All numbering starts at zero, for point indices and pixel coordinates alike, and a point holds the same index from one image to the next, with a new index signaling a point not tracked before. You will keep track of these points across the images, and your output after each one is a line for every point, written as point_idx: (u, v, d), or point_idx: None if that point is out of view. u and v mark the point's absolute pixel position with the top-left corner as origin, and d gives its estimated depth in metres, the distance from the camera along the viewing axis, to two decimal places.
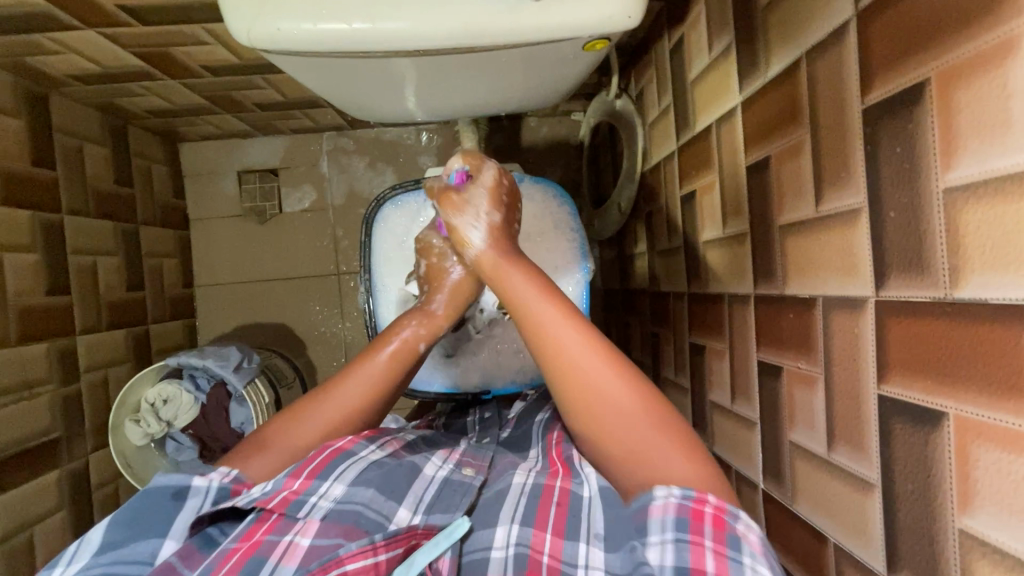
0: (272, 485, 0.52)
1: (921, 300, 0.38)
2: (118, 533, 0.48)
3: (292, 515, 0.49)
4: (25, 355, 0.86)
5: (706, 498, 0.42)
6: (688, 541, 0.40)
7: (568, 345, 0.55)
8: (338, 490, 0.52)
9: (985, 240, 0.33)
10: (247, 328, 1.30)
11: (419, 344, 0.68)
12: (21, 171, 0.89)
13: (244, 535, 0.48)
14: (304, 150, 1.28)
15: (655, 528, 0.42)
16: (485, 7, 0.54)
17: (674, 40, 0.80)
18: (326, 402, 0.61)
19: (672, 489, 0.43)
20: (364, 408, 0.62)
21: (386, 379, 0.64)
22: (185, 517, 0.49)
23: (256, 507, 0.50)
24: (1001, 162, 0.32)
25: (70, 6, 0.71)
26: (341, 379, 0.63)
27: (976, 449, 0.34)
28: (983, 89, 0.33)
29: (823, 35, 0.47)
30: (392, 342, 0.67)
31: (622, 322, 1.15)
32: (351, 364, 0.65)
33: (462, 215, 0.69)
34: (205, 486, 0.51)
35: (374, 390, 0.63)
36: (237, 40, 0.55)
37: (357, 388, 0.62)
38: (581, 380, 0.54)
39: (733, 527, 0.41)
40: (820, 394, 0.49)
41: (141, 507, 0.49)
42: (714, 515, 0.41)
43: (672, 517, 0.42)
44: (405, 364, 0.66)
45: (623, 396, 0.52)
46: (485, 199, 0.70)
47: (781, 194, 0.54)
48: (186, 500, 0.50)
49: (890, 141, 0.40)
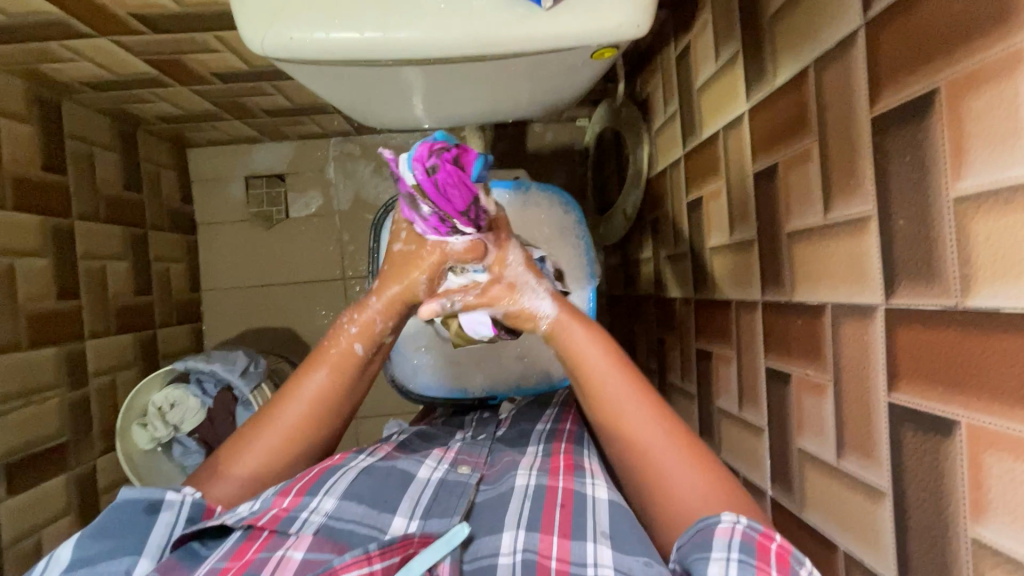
0: (260, 503, 0.52)
1: (931, 309, 0.38)
2: (92, 547, 0.49)
3: (284, 531, 0.50)
4: (34, 359, 0.86)
5: (773, 534, 0.42)
6: (753, 565, 0.40)
7: (602, 374, 0.58)
8: (329, 505, 0.53)
9: (996, 250, 0.33)
10: (253, 333, 1.31)
11: (356, 345, 0.61)
12: (33, 177, 0.90)
13: (234, 554, 0.48)
14: (311, 156, 1.29)
15: (718, 546, 0.42)
16: (495, 16, 0.55)
17: (680, 48, 0.81)
18: (270, 424, 0.59)
19: (739, 516, 0.43)
20: (314, 422, 0.60)
21: (331, 392, 0.60)
22: (160, 531, 0.50)
23: (245, 526, 0.50)
24: (1011, 173, 0.32)
25: (84, 15, 0.72)
26: (283, 397, 0.60)
27: (988, 458, 0.34)
28: (993, 99, 0.33)
29: (831, 44, 0.47)
30: (328, 350, 0.61)
31: (627, 328, 1.15)
32: (292, 378, 0.61)
33: (519, 291, 0.61)
34: (179, 499, 0.51)
35: (321, 405, 0.60)
36: (250, 49, 0.56)
37: (300, 406, 0.59)
38: (614, 405, 0.56)
39: (797, 571, 0.41)
40: (828, 401, 0.49)
41: (115, 521, 0.50)
42: (779, 552, 0.42)
43: (739, 540, 0.42)
44: (354, 373, 0.61)
45: (649, 422, 0.54)
46: (525, 267, 0.62)
47: (789, 201, 0.55)
48: (161, 513, 0.51)
49: (899, 150, 0.40)
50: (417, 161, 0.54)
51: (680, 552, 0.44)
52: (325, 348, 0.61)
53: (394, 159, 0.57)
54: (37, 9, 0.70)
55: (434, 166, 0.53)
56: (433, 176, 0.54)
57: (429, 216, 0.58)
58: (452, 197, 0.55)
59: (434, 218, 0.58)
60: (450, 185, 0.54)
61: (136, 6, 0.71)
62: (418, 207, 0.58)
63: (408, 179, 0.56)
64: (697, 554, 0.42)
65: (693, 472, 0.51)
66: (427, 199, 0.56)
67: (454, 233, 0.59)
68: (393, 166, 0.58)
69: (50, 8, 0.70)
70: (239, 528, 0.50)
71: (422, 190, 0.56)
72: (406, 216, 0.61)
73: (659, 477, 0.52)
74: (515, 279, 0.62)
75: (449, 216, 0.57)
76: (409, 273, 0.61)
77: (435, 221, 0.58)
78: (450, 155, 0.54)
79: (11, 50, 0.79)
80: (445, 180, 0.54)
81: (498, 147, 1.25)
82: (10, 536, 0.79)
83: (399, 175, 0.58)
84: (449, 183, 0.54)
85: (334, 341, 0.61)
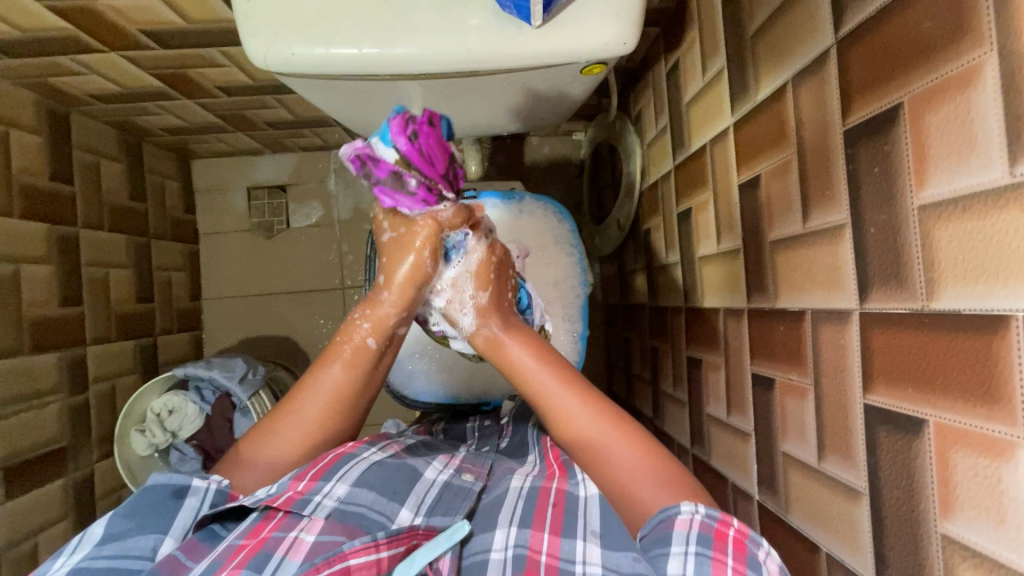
0: (276, 486, 0.53)
1: (899, 311, 0.39)
2: (120, 524, 0.49)
3: (297, 514, 0.51)
4: (35, 364, 0.88)
5: (730, 521, 0.44)
6: (709, 557, 0.41)
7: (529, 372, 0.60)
8: (342, 490, 0.54)
9: (957, 255, 0.35)
10: (252, 341, 1.32)
11: (369, 339, 0.61)
12: (41, 186, 0.92)
13: (250, 532, 0.49)
14: (312, 167, 1.32)
15: (678, 539, 0.43)
16: (487, 34, 0.57)
17: (670, 64, 0.83)
18: (291, 419, 0.59)
19: (698, 506, 0.44)
20: (334, 416, 0.60)
21: (350, 385, 0.60)
22: (184, 515, 0.51)
23: (263, 506, 0.51)
24: (968, 183, 0.34)
25: (94, 31, 0.75)
26: (301, 389, 0.60)
27: (954, 455, 0.36)
28: (948, 114, 0.35)
29: (807, 61, 0.50)
30: (345, 345, 0.61)
31: (622, 337, 1.16)
32: (309, 373, 0.61)
33: (450, 301, 0.66)
34: (205, 486, 0.53)
35: (338, 400, 0.60)
36: (253, 63, 0.59)
37: (317, 400, 0.59)
38: (543, 402, 0.59)
39: (754, 551, 0.42)
40: (810, 404, 0.50)
41: (143, 502, 0.51)
42: (736, 537, 0.43)
43: (697, 532, 0.43)
44: (370, 366, 0.61)
45: (585, 415, 0.56)
46: (470, 275, 0.66)
47: (771, 211, 0.57)
48: (186, 498, 0.52)
49: (869, 162, 0.42)
50: (403, 132, 0.58)
51: (644, 540, 0.46)
52: (337, 343, 0.61)
53: (364, 146, 0.59)
54: (50, 25, 0.73)
55: (414, 132, 0.59)
56: (415, 142, 0.59)
57: (417, 189, 0.61)
58: (432, 157, 0.60)
59: (422, 187, 0.61)
60: (429, 146, 0.60)
61: (145, 23, 0.74)
62: (404, 184, 0.61)
63: (389, 157, 0.59)
64: (656, 549, 0.43)
65: (630, 451, 0.53)
66: (413, 168, 0.59)
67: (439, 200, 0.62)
68: (364, 155, 0.59)
69: (63, 25, 0.73)
70: (256, 508, 0.51)
71: (405, 162, 0.59)
72: (390, 202, 0.61)
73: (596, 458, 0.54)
74: (454, 284, 0.66)
75: (434, 177, 0.61)
76: (408, 250, 0.61)
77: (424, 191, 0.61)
78: (421, 120, 0.60)
79: (24, 63, 0.82)
80: (425, 141, 0.59)
81: (496, 160, 1.28)
82: (6, 540, 0.80)
83: (373, 159, 0.59)
84: (427, 145, 0.60)
85: (349, 335, 0.61)
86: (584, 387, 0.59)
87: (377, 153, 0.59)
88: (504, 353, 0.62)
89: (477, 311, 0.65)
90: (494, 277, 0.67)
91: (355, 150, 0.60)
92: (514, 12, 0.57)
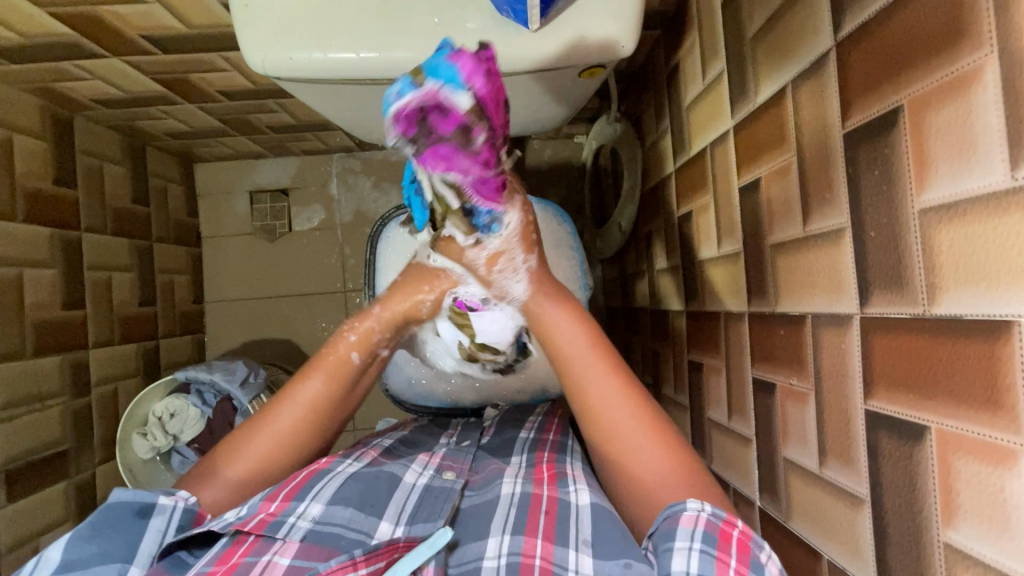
0: (247, 509, 0.55)
1: (900, 317, 0.39)
2: (81, 548, 0.50)
3: (271, 536, 0.52)
4: (38, 368, 0.88)
5: (735, 522, 0.46)
6: (714, 556, 0.44)
7: (573, 358, 0.58)
8: (316, 510, 0.55)
9: (958, 260, 0.35)
10: (254, 344, 1.32)
11: (352, 353, 0.62)
12: (45, 190, 0.93)
13: (219, 558, 0.50)
14: (314, 170, 1.32)
15: (683, 535, 0.45)
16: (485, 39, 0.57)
17: (670, 67, 0.83)
18: (266, 427, 0.60)
19: (704, 505, 0.46)
20: (309, 428, 0.61)
21: (328, 397, 0.61)
22: (150, 538, 0.53)
23: (232, 531, 0.53)
24: (970, 187, 0.33)
25: (97, 36, 0.75)
26: (280, 401, 0.61)
27: (957, 462, 0.35)
28: (949, 115, 0.35)
29: (805, 64, 0.49)
30: (326, 358, 0.62)
31: (624, 341, 1.16)
32: (291, 383, 0.62)
33: (497, 267, 0.59)
34: (171, 505, 0.54)
35: (315, 412, 0.61)
36: (252, 68, 0.59)
37: (294, 411, 0.60)
38: (584, 390, 0.57)
39: (756, 553, 0.45)
40: (811, 409, 0.50)
41: (107, 523, 0.52)
42: (740, 538, 0.45)
43: (702, 530, 0.45)
44: (349, 381, 0.62)
45: (625, 412, 0.55)
46: (517, 238, 0.58)
47: (771, 214, 0.56)
48: (152, 519, 0.53)
49: (869, 165, 0.42)
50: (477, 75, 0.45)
51: (653, 535, 0.48)
52: (322, 355, 0.62)
53: (433, 90, 0.45)
54: (53, 31, 0.73)
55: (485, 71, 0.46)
56: (489, 83, 0.46)
57: (484, 145, 0.48)
58: (499, 104, 0.48)
59: (492, 144, 0.48)
60: (499, 91, 0.48)
61: (148, 29, 0.74)
62: (472, 139, 0.47)
63: (462, 102, 0.45)
64: (663, 544, 0.46)
65: (655, 451, 0.53)
66: (485, 116, 0.46)
67: (500, 160, 0.52)
68: (431, 101, 0.45)
69: (65, 30, 0.74)
70: (225, 533, 0.53)
71: (478, 109, 0.46)
72: (450, 161, 0.48)
73: (617, 449, 0.55)
74: (501, 250, 0.58)
75: (500, 130, 0.49)
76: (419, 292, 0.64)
77: (491, 149, 0.49)
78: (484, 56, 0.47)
79: (28, 69, 0.83)
80: (496, 86, 0.47)
81: None
82: (8, 543, 0.80)
83: (443, 108, 0.45)
84: (498, 89, 0.48)
85: (333, 348, 0.62)
86: (627, 380, 0.57)
87: (447, 99, 0.45)
88: (549, 328, 0.59)
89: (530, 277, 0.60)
90: (536, 237, 0.60)
91: (417, 98, 0.45)
92: (512, 16, 0.57)
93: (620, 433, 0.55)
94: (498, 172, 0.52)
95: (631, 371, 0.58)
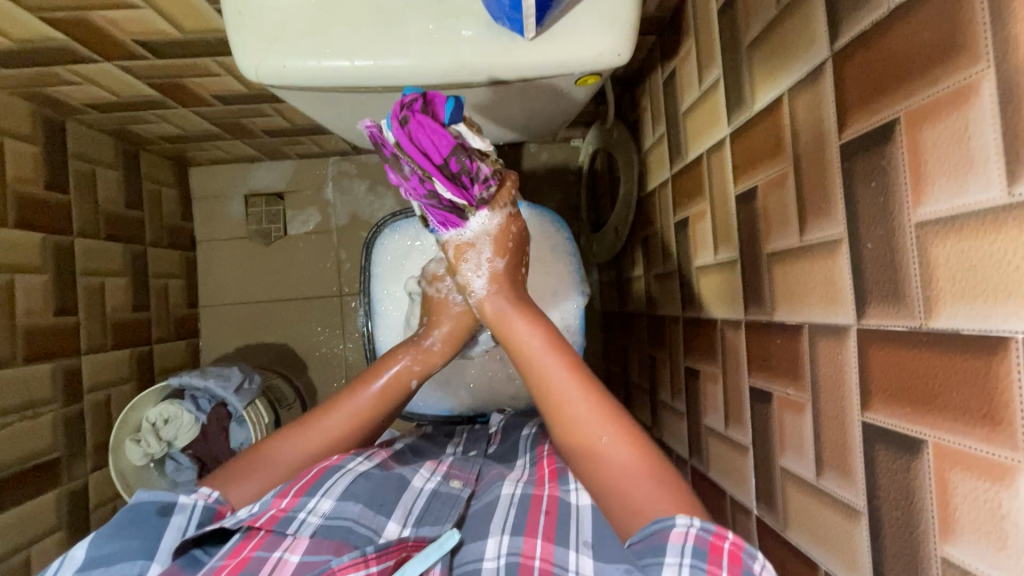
0: (259, 506, 0.54)
1: (898, 328, 0.39)
2: (103, 545, 0.50)
3: (281, 532, 0.52)
4: (29, 375, 0.87)
5: (726, 533, 0.44)
6: (704, 571, 0.42)
7: (539, 359, 0.61)
8: (326, 506, 0.54)
9: (954, 272, 0.35)
10: (249, 349, 1.31)
11: (413, 381, 0.67)
12: (36, 195, 0.92)
13: (230, 553, 0.50)
14: (309, 174, 1.32)
15: (674, 550, 0.44)
16: (480, 47, 0.57)
17: (666, 73, 0.83)
18: (315, 430, 0.62)
19: (693, 519, 0.45)
20: (351, 443, 0.63)
21: (376, 414, 0.65)
22: (170, 536, 0.52)
23: (245, 527, 0.52)
24: (964, 202, 0.34)
25: (90, 41, 0.75)
26: (332, 408, 0.64)
27: (954, 477, 0.35)
28: (947, 129, 0.34)
29: (802, 74, 0.49)
30: (383, 377, 0.66)
31: (621, 346, 1.16)
32: (344, 392, 0.65)
33: (464, 259, 0.66)
34: (191, 503, 0.54)
35: (361, 428, 0.64)
36: (245, 75, 0.58)
37: (344, 423, 0.63)
38: (553, 402, 0.59)
39: (750, 564, 0.43)
40: (808, 420, 0.50)
41: (129, 520, 0.52)
42: (731, 550, 0.43)
43: (692, 545, 0.44)
44: (397, 404, 0.67)
45: (592, 419, 0.56)
46: (490, 238, 0.65)
47: (768, 223, 0.56)
48: (173, 516, 0.53)
49: (865, 177, 0.42)
50: (399, 122, 0.57)
51: (636, 544, 0.47)
52: (380, 371, 0.67)
53: (373, 126, 0.59)
54: (44, 35, 0.73)
55: (406, 118, 0.57)
56: (408, 128, 0.57)
57: (410, 176, 0.61)
58: (429, 146, 0.58)
59: (417, 175, 0.60)
60: (426, 137, 0.58)
61: (140, 33, 0.73)
62: (401, 168, 0.61)
63: (388, 138, 0.59)
64: (651, 557, 0.44)
65: (618, 441, 0.54)
66: (408, 154, 0.59)
67: (435, 192, 0.61)
68: (371, 134, 0.60)
69: (57, 35, 0.73)
70: (238, 530, 0.52)
71: (400, 146, 0.58)
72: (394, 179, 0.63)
73: (586, 451, 0.55)
74: (473, 241, 0.66)
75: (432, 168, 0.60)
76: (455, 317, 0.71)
77: (417, 180, 0.61)
78: (419, 104, 0.57)
79: (20, 73, 0.82)
80: (422, 131, 0.57)
81: None
82: None
83: (381, 140, 0.60)
84: (427, 133, 0.58)
85: (391, 368, 0.67)
86: (597, 390, 0.58)
87: (382, 134, 0.59)
88: (515, 339, 0.63)
89: (491, 276, 0.66)
90: (512, 245, 0.66)
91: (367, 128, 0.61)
92: (507, 24, 0.56)
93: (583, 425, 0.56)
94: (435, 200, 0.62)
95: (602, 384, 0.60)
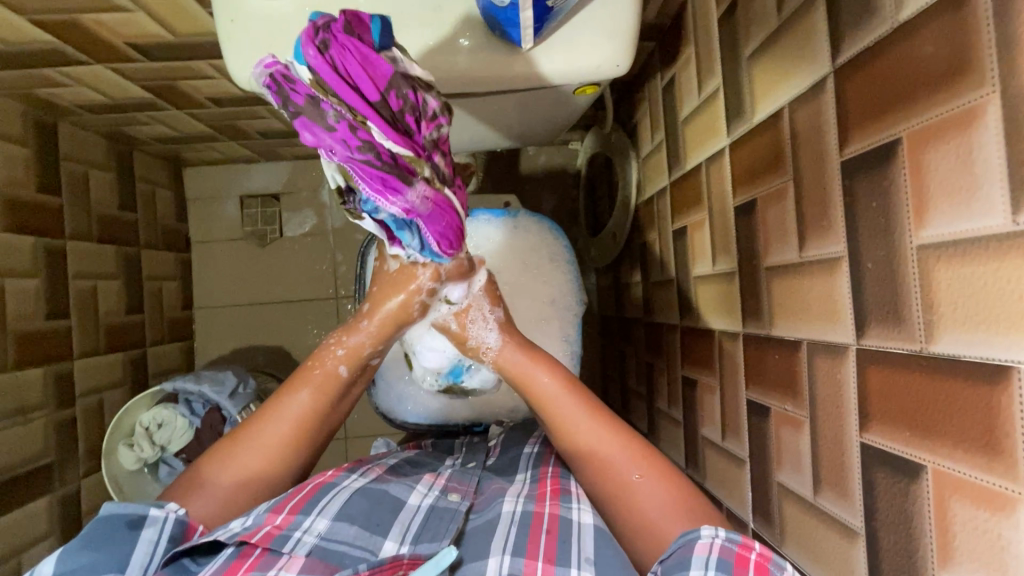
0: (253, 519, 0.53)
1: (899, 351, 0.38)
2: (72, 561, 0.49)
3: (276, 550, 0.51)
4: (20, 380, 0.86)
5: (752, 545, 0.45)
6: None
7: (559, 406, 0.61)
8: (321, 525, 0.54)
9: (956, 298, 0.34)
10: (244, 351, 1.31)
11: (340, 367, 0.62)
12: (28, 197, 0.91)
13: (226, 571, 0.49)
14: (305, 176, 1.31)
15: (697, 563, 0.44)
16: (477, 56, 0.56)
17: (665, 79, 0.82)
18: (254, 439, 0.59)
19: (717, 530, 0.46)
20: (295, 444, 0.61)
21: (315, 412, 0.61)
22: (142, 550, 0.50)
23: (238, 542, 0.51)
24: (969, 226, 0.33)
25: (81, 44, 0.74)
26: (267, 412, 0.61)
27: (953, 504, 0.35)
28: (950, 152, 0.34)
29: (803, 88, 0.49)
30: (314, 371, 0.62)
31: (618, 351, 1.15)
32: (277, 394, 0.62)
33: (470, 321, 0.65)
34: (163, 515, 0.52)
35: (303, 425, 0.61)
36: (238, 83, 0.58)
37: (281, 424, 0.60)
38: (563, 427, 0.60)
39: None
40: (806, 437, 0.49)
41: (100, 534, 0.51)
42: (758, 561, 0.44)
43: (717, 557, 0.44)
44: (335, 395, 0.62)
45: (616, 452, 0.58)
46: (481, 292, 0.66)
47: (767, 236, 0.55)
48: (144, 529, 0.51)
49: (867, 195, 0.41)
50: (302, 45, 0.44)
51: (665, 560, 0.46)
52: (309, 368, 0.62)
53: (276, 63, 0.45)
54: (34, 38, 0.71)
55: (326, 43, 0.44)
56: (329, 55, 0.44)
57: (336, 123, 0.45)
58: (362, 74, 0.45)
59: (348, 121, 0.45)
60: (355, 63, 0.45)
61: (133, 36, 0.72)
62: (323, 115, 0.45)
63: (303, 73, 0.44)
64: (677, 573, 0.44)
65: (652, 479, 0.55)
66: (330, 89, 0.44)
67: (375, 144, 0.46)
68: (277, 76, 0.45)
69: (48, 38, 0.72)
70: (230, 545, 0.51)
71: (320, 82, 0.44)
72: (310, 139, 0.46)
73: (613, 478, 0.56)
74: (472, 304, 0.65)
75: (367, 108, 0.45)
76: (399, 290, 0.60)
77: (349, 127, 0.45)
78: (339, 25, 0.45)
79: (12, 75, 0.81)
80: (343, 58, 0.44)
81: (491, 170, 1.26)
82: None
83: (288, 80, 0.45)
84: (352, 61, 0.45)
85: (320, 361, 0.62)
86: (609, 418, 0.60)
87: (292, 71, 0.45)
88: (527, 377, 0.63)
89: (501, 326, 0.65)
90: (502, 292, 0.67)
91: (267, 71, 0.45)
92: (505, 34, 0.55)
93: (619, 471, 0.56)
94: (378, 158, 0.46)
95: (613, 412, 0.61)
